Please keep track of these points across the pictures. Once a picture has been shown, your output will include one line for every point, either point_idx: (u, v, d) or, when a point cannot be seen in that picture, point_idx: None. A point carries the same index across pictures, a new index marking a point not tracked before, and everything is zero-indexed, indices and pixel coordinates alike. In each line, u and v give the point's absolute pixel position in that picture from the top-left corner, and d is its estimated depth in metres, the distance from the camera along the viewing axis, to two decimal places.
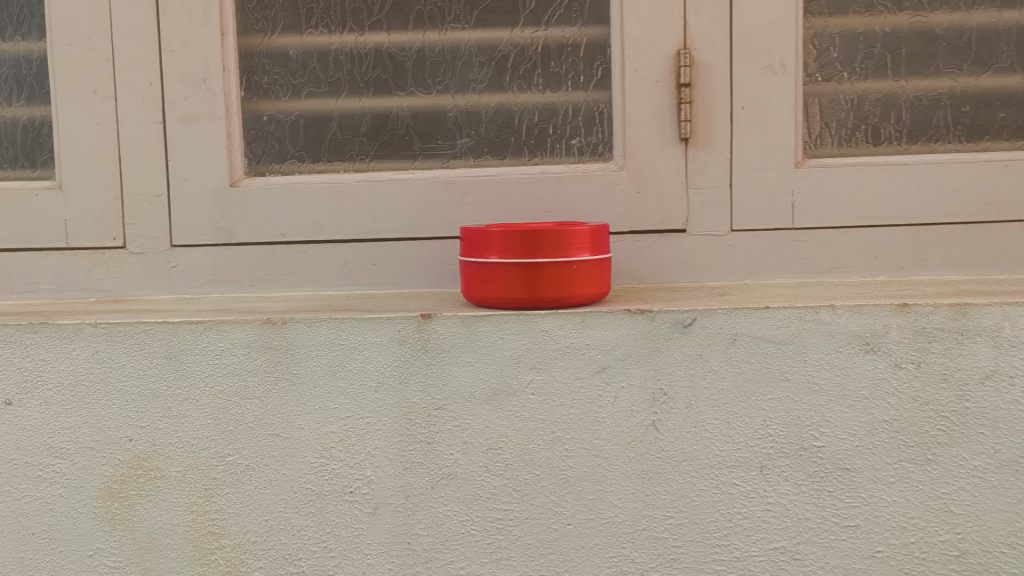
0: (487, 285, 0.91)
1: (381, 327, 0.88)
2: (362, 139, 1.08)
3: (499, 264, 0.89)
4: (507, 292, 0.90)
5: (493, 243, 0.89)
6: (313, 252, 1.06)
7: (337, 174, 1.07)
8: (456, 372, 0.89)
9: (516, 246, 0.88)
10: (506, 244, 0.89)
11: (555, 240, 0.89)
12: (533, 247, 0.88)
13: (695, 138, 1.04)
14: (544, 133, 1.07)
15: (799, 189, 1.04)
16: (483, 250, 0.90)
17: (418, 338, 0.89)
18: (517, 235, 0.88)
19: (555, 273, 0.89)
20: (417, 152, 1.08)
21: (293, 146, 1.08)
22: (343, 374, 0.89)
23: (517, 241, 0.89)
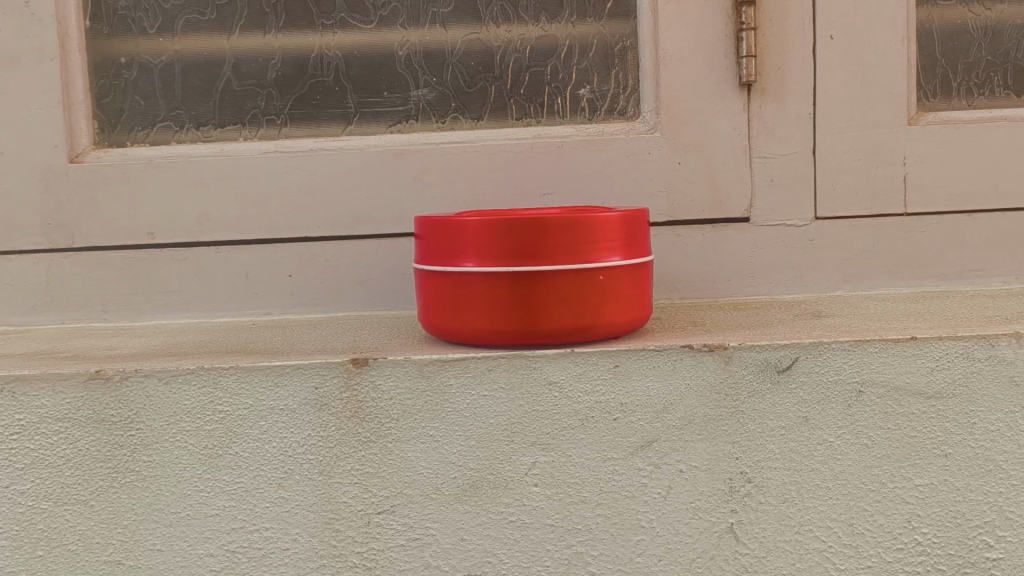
0: (462, 313, 0.57)
1: (286, 382, 0.54)
2: (270, 91, 0.72)
3: (480, 278, 0.56)
4: (493, 324, 0.56)
5: (469, 241, 0.56)
6: (197, 258, 0.71)
7: (233, 143, 0.72)
8: (410, 453, 0.54)
9: (505, 245, 0.55)
10: (490, 242, 0.55)
11: (567, 234, 0.55)
12: (532, 245, 0.55)
13: (763, 83, 0.71)
14: (539, 80, 0.73)
15: (913, 155, 0.71)
16: (453, 253, 0.57)
17: (347, 400, 0.54)
18: (506, 226, 0.55)
19: (569, 291, 0.55)
20: (352, 110, 0.73)
21: (166, 102, 0.72)
22: (222, 462, 0.54)
23: (507, 237, 0.55)
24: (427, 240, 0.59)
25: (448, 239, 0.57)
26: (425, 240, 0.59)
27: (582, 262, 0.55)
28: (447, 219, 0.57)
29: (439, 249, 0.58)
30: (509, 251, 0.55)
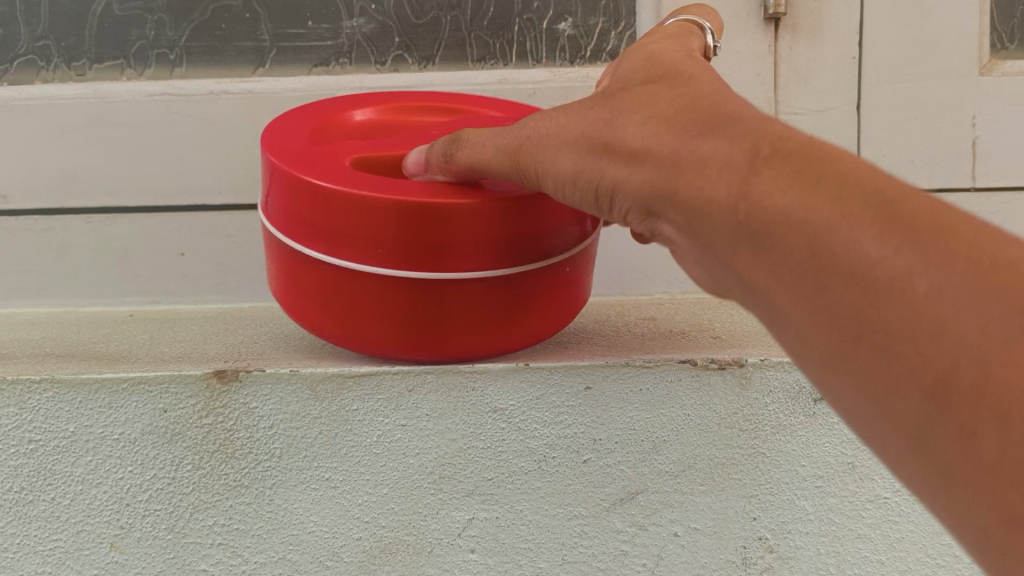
0: (345, 318, 0.38)
1: (121, 406, 0.38)
2: (160, 17, 0.56)
3: (365, 282, 0.36)
4: (401, 339, 0.37)
5: (353, 225, 0.36)
6: (65, 229, 0.56)
7: (114, 82, 0.56)
8: (296, 505, 0.39)
9: (430, 238, 0.35)
10: (388, 233, 0.35)
11: (524, 222, 0.36)
12: (452, 241, 0.35)
13: (795, 17, 0.55)
14: (507, 10, 0.57)
15: (986, 114, 0.56)
16: (327, 236, 0.36)
17: (209, 430, 0.39)
18: (435, 209, 0.35)
19: (519, 301, 0.38)
20: (267, 43, 0.57)
21: (30, 29, 0.56)
22: (34, 513, 0.39)
23: (435, 227, 0.35)
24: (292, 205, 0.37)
25: (332, 218, 0.36)
26: (288, 203, 0.37)
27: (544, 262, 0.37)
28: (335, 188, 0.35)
29: (312, 227, 0.37)
30: (437, 248, 0.35)
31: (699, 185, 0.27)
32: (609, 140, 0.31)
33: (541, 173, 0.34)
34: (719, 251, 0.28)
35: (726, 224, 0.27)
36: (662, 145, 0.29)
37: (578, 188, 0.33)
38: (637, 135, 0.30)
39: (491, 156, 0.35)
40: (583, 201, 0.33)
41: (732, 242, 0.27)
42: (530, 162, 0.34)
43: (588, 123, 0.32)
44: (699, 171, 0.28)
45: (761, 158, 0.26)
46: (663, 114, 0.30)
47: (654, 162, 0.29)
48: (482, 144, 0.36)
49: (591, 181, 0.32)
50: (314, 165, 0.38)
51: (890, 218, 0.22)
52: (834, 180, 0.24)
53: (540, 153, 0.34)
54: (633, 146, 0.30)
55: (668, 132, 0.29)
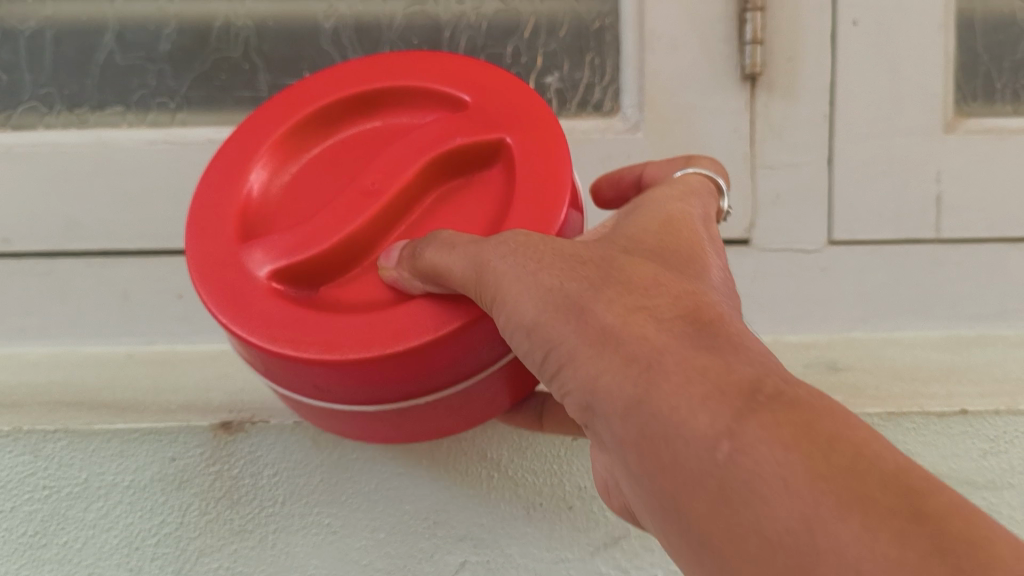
0: (306, 409, 0.41)
1: (139, 458, 0.48)
2: (161, 66, 0.59)
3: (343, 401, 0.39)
4: (364, 426, 0.41)
5: (321, 377, 0.37)
6: (65, 271, 0.57)
7: (113, 128, 0.57)
8: (295, 550, 0.46)
9: (360, 379, 0.37)
10: (356, 378, 0.37)
11: (463, 344, 0.37)
12: (417, 370, 0.37)
13: (772, 76, 0.58)
14: (496, 63, 0.60)
15: (949, 170, 0.59)
16: (297, 379, 0.38)
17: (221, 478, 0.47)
18: (353, 363, 0.36)
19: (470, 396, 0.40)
20: (263, 93, 0.59)
21: (36, 78, 0.59)
22: (63, 556, 0.47)
23: (359, 370, 0.36)
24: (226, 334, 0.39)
25: (261, 362, 0.38)
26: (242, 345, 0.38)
27: (493, 367, 0.39)
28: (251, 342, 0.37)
29: (278, 372, 0.38)
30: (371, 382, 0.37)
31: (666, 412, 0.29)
32: (596, 325, 0.32)
33: (506, 311, 0.34)
34: (655, 463, 0.30)
35: (688, 455, 0.29)
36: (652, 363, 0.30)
37: (530, 341, 0.34)
38: (630, 338, 0.31)
39: (461, 276, 0.35)
40: (533, 352, 0.35)
41: (705, 485, 0.28)
42: (500, 298, 0.35)
43: (576, 300, 0.33)
44: (673, 401, 0.29)
45: (742, 414, 0.28)
46: (661, 325, 0.32)
47: (628, 370, 0.31)
48: (455, 258, 0.36)
49: (555, 347, 0.34)
50: (230, 292, 0.39)
51: (885, 518, 0.24)
52: (832, 458, 0.26)
53: (516, 299, 0.34)
54: (619, 343, 0.32)
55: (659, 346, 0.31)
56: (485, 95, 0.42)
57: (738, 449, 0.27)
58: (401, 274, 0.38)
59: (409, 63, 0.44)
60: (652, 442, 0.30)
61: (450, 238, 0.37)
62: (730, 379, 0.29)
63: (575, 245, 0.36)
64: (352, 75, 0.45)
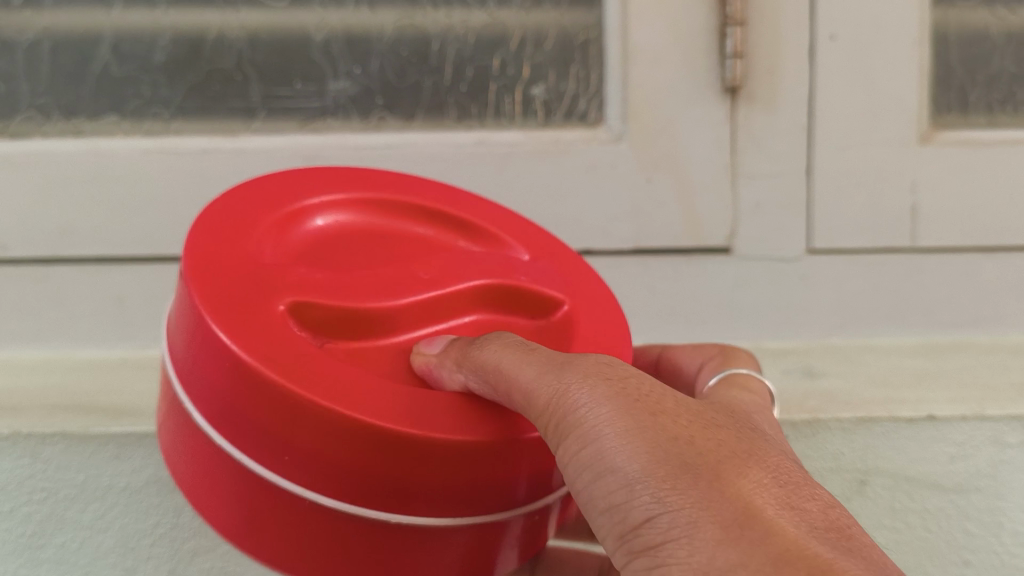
0: (223, 497, 0.33)
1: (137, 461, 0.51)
2: (155, 77, 0.60)
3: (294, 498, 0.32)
4: (281, 544, 0.33)
5: (297, 436, 0.31)
6: (61, 278, 0.58)
7: (108, 137, 0.58)
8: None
9: (333, 456, 0.31)
10: (338, 459, 0.31)
11: (484, 455, 0.33)
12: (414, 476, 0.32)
13: (753, 89, 0.59)
14: (483, 75, 0.61)
15: (925, 181, 0.60)
16: (262, 436, 0.31)
17: None
18: (347, 427, 0.31)
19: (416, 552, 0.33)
20: (256, 105, 0.60)
21: (31, 88, 0.59)
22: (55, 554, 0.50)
23: (340, 443, 0.31)
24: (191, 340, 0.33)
25: (229, 383, 0.31)
26: (214, 370, 0.32)
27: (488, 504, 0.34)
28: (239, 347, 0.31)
29: (242, 418, 0.31)
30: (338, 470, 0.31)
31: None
32: (686, 475, 0.31)
33: (596, 446, 0.32)
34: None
35: None
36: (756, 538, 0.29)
37: (597, 477, 0.32)
38: (731, 507, 0.30)
39: (533, 389, 0.33)
40: (608, 499, 0.32)
41: None
42: (591, 429, 0.32)
43: (673, 450, 0.31)
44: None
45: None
46: (768, 512, 0.30)
47: (739, 550, 0.29)
48: (535, 373, 0.34)
49: (644, 502, 0.31)
50: (235, 302, 0.33)
51: None
52: None
53: (612, 439, 0.32)
54: (737, 524, 0.29)
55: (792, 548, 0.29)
56: (558, 266, 0.44)
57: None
58: (443, 370, 0.36)
59: (484, 212, 0.47)
60: None
61: (521, 347, 0.35)
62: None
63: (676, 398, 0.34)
64: (432, 197, 0.46)
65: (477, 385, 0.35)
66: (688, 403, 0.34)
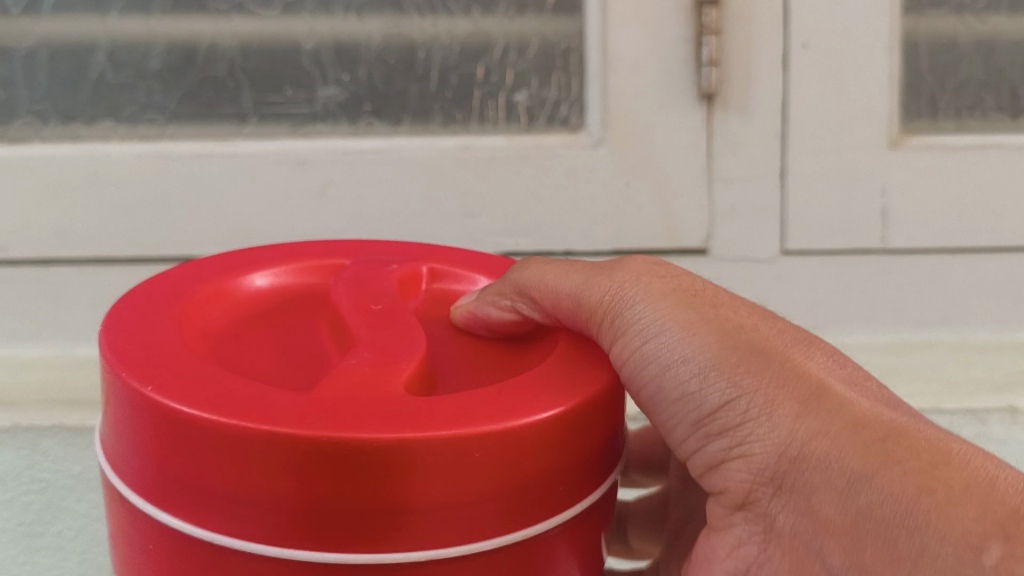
0: None
1: None
2: (150, 83, 0.62)
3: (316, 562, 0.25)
4: None
5: (284, 485, 0.24)
6: (58, 278, 0.60)
7: (104, 142, 0.60)
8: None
9: (313, 492, 0.24)
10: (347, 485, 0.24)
11: (529, 447, 0.26)
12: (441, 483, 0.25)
13: (728, 96, 0.61)
14: (468, 82, 0.63)
15: (895, 185, 0.63)
16: (251, 507, 0.25)
17: None
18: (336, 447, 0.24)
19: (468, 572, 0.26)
20: (247, 110, 0.62)
21: (30, 94, 0.61)
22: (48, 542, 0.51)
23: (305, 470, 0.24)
24: (129, 447, 0.27)
25: (162, 454, 0.26)
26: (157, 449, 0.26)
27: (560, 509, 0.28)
28: (169, 408, 0.25)
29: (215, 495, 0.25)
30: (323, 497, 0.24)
31: (891, 491, 0.25)
32: (786, 382, 0.28)
33: (657, 344, 0.30)
34: (873, 540, 0.26)
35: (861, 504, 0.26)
36: (865, 435, 0.27)
37: (673, 379, 0.30)
38: (812, 386, 0.28)
39: (571, 287, 0.33)
40: (682, 401, 0.30)
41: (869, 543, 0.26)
42: (652, 327, 0.30)
43: (746, 335, 0.30)
44: (904, 471, 0.25)
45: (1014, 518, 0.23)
46: (857, 399, 0.28)
47: (829, 431, 0.27)
48: (579, 278, 0.33)
49: (727, 400, 0.29)
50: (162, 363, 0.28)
51: None
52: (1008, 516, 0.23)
53: (673, 336, 0.30)
54: (822, 402, 0.28)
55: (893, 432, 0.27)
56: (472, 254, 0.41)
57: (1012, 554, 0.23)
58: (485, 304, 0.35)
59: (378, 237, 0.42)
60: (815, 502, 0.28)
61: (564, 262, 0.35)
62: (994, 481, 0.25)
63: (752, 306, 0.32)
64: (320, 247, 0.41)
65: (527, 309, 0.34)
66: (741, 298, 0.32)
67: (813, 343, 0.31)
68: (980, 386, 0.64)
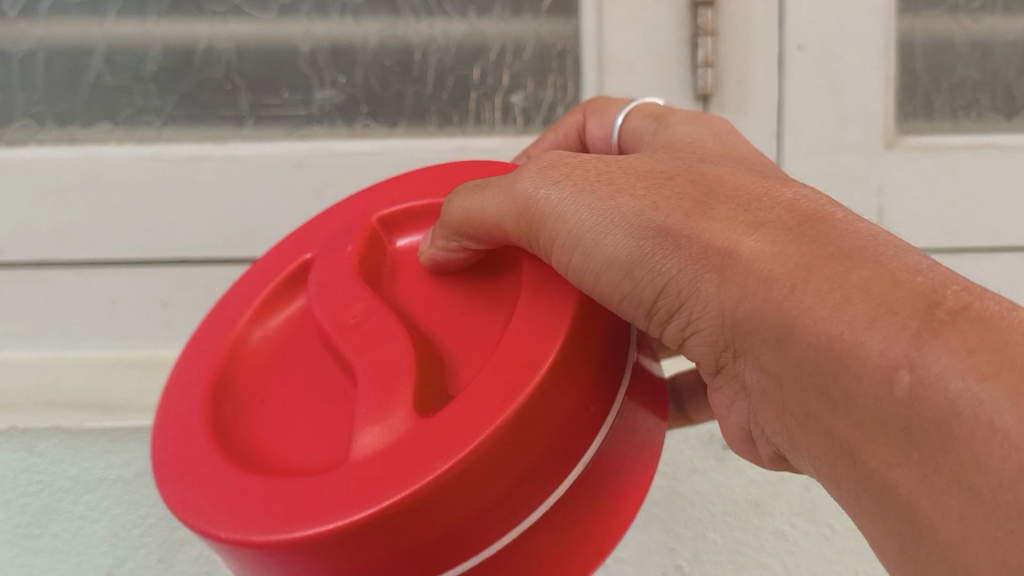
0: None
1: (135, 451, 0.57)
2: (147, 86, 0.62)
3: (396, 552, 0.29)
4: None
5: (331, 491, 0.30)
6: (54, 281, 0.60)
7: (101, 145, 0.60)
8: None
9: (414, 533, 0.29)
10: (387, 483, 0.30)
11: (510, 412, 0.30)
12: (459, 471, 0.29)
13: (723, 97, 0.61)
14: (463, 84, 0.63)
15: (892, 185, 0.63)
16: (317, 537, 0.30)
17: None
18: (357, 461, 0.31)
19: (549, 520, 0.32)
20: (245, 113, 0.63)
21: (28, 97, 0.62)
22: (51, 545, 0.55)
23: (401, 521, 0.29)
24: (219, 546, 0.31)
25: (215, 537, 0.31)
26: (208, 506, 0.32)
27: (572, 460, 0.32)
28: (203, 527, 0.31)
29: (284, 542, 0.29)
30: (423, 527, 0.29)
31: (813, 325, 0.27)
32: (672, 228, 0.31)
33: (580, 236, 0.32)
34: (815, 389, 0.27)
35: (791, 325, 0.28)
36: (744, 254, 0.29)
37: (633, 277, 0.32)
38: (713, 229, 0.30)
39: (505, 213, 0.34)
40: (628, 286, 0.33)
41: (784, 359, 0.29)
42: (573, 220, 0.33)
43: (652, 209, 0.31)
44: (818, 303, 0.27)
45: (929, 323, 0.24)
46: (758, 220, 0.30)
47: (752, 289, 0.29)
48: (498, 197, 0.35)
49: (658, 272, 0.32)
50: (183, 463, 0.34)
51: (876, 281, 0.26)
52: (836, 255, 0.27)
53: (598, 231, 0.32)
54: (728, 259, 0.30)
55: (801, 256, 0.28)
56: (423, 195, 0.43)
57: (921, 336, 0.24)
58: (436, 249, 0.38)
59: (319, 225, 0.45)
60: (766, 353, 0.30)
61: (476, 187, 0.36)
62: (897, 279, 0.26)
63: (648, 165, 0.34)
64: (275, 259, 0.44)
65: (470, 243, 0.37)
66: (639, 163, 0.34)
67: (717, 186, 0.32)
68: None
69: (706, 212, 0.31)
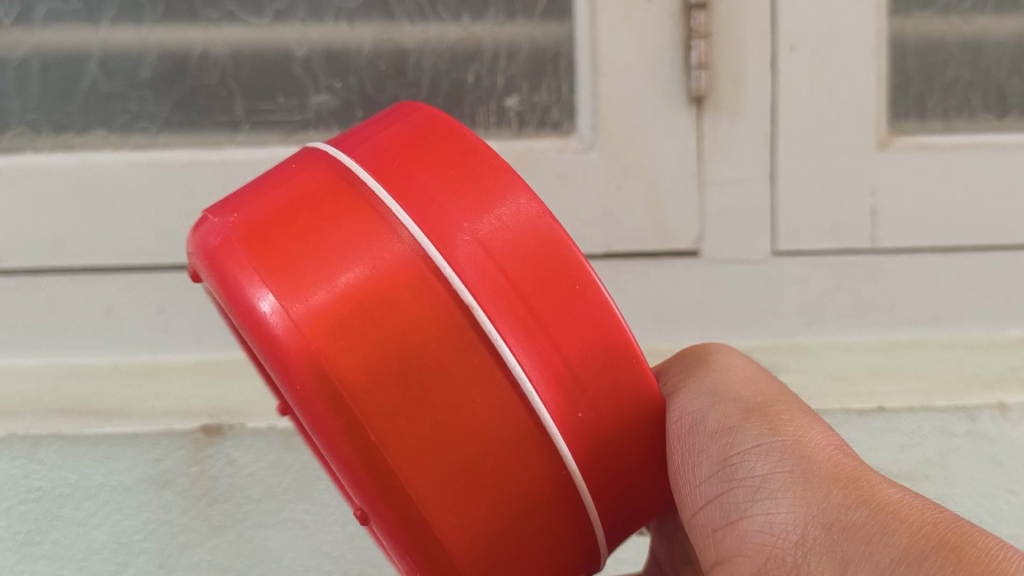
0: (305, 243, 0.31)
1: (132, 458, 0.57)
2: (142, 92, 0.62)
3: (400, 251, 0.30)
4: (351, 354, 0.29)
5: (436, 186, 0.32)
6: (50, 289, 0.60)
7: (98, 152, 0.60)
8: (236, 564, 0.57)
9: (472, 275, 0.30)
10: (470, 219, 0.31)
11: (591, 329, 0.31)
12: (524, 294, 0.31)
13: (717, 99, 0.61)
14: (458, 88, 0.64)
15: (884, 185, 0.63)
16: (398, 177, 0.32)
17: (210, 474, 0.57)
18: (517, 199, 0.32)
19: (489, 432, 0.30)
20: (240, 118, 0.63)
21: (23, 104, 0.62)
22: (53, 549, 0.57)
23: (532, 264, 0.31)
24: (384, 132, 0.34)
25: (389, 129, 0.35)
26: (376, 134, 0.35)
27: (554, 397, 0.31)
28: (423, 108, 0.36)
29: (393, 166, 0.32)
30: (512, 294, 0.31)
31: (879, 538, 0.28)
32: (791, 425, 0.36)
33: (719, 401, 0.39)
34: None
35: (857, 523, 0.30)
36: (852, 468, 0.32)
37: (726, 435, 0.37)
38: (835, 450, 0.34)
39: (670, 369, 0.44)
40: (721, 442, 0.37)
41: (832, 548, 0.30)
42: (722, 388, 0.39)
43: (790, 410, 0.37)
44: (901, 528, 0.28)
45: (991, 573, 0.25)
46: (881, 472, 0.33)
47: (851, 504, 0.31)
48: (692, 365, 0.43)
49: (758, 444, 0.36)
50: None
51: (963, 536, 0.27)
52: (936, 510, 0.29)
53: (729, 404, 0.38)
54: (851, 488, 0.31)
55: (931, 526, 0.28)
56: None
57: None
58: None
59: None
60: (810, 536, 0.31)
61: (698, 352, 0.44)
62: (990, 545, 0.26)
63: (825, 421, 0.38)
64: None
65: None
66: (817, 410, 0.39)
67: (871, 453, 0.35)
68: (970, 383, 0.62)
69: (823, 431, 0.35)
